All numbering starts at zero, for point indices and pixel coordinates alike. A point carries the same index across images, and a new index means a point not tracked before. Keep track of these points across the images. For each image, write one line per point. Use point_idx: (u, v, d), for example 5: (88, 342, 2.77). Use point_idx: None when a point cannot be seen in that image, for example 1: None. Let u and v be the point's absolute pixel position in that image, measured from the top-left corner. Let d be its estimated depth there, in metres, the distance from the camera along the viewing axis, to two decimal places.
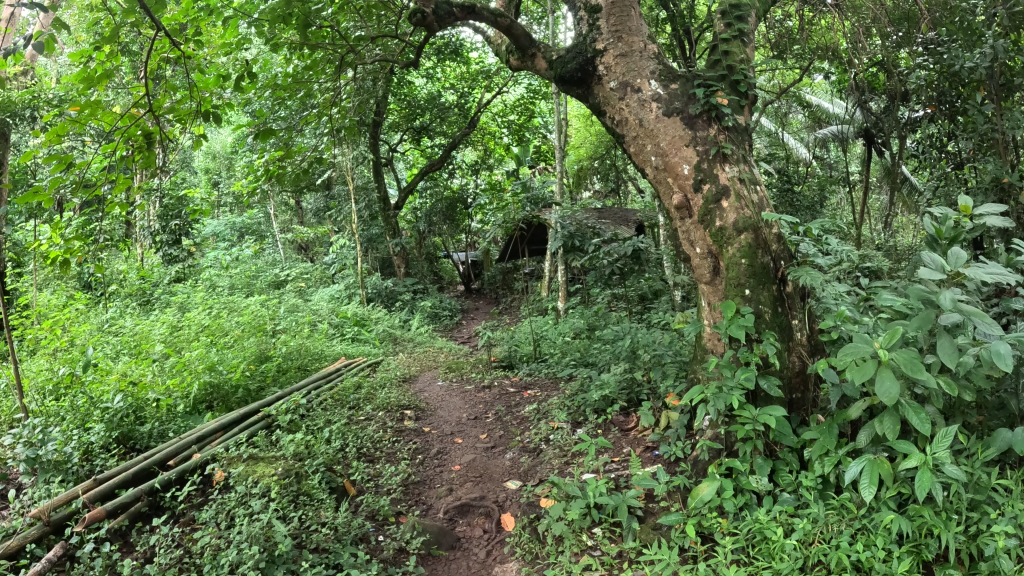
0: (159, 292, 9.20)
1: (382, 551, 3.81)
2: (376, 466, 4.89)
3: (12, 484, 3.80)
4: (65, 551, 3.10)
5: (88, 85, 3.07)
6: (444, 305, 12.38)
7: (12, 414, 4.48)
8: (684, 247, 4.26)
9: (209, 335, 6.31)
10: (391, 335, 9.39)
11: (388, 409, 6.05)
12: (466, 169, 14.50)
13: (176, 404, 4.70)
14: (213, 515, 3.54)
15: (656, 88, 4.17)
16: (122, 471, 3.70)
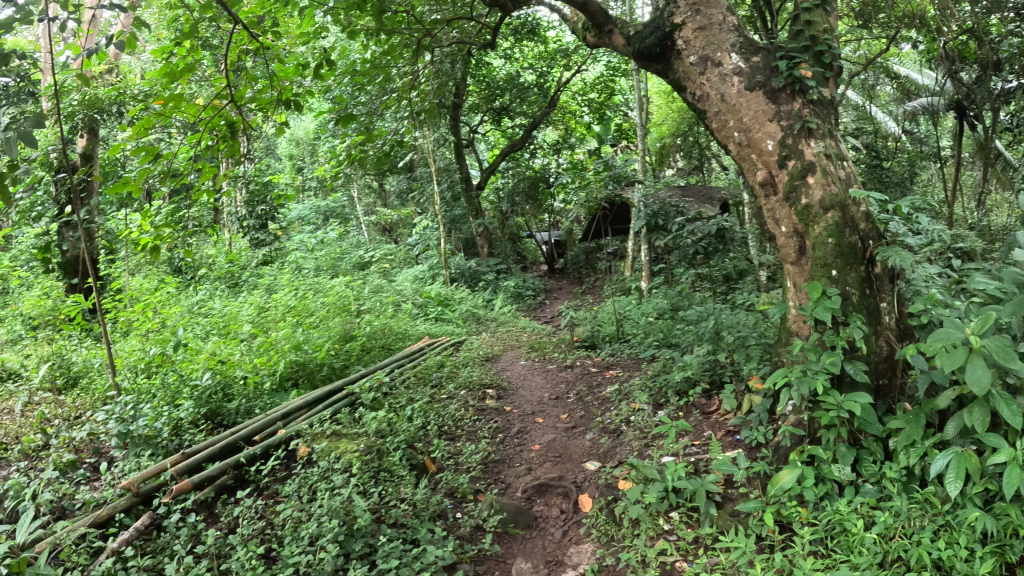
0: (250, 273, 9.62)
1: (459, 528, 3.91)
2: (457, 444, 5.00)
3: (103, 456, 3.99)
4: (153, 522, 3.28)
5: (171, 79, 3.20)
6: (527, 284, 12.41)
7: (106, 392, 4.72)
8: (768, 228, 4.11)
9: (295, 315, 6.56)
10: (475, 314, 9.49)
11: (470, 387, 6.17)
12: (549, 149, 14.42)
13: (263, 381, 4.91)
14: (296, 489, 3.71)
15: (737, 62, 4.02)
16: (209, 445, 3.90)
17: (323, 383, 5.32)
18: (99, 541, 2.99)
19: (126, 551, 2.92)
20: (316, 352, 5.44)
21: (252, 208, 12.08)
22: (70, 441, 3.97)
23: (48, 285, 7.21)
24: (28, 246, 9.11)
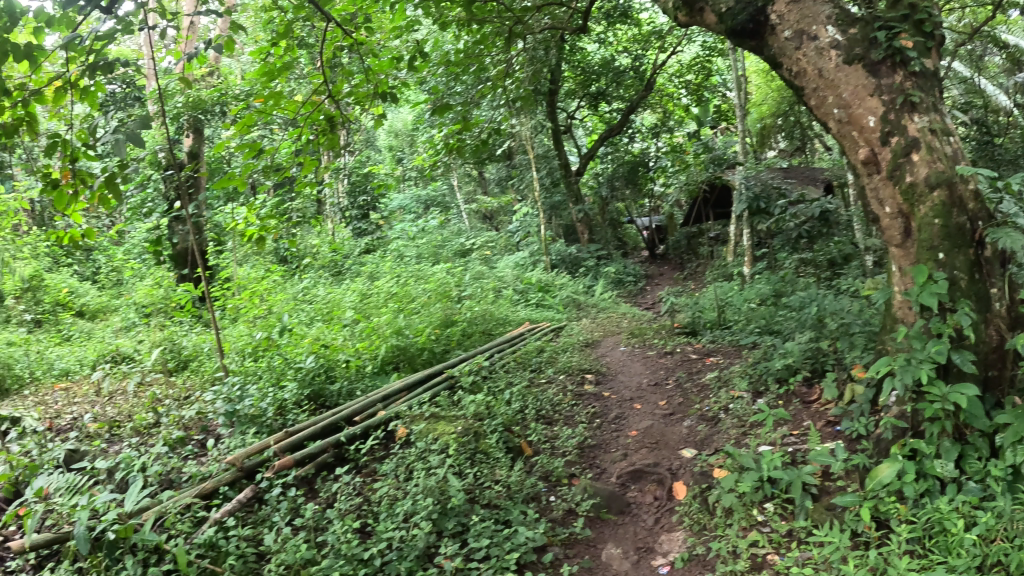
0: (353, 262, 10.00)
1: (552, 511, 3.96)
2: (554, 428, 5.05)
3: (210, 434, 4.28)
4: (255, 496, 3.52)
5: (270, 77, 3.39)
6: (629, 270, 12.27)
7: (214, 374, 5.08)
8: (872, 208, 3.92)
9: (397, 301, 6.80)
10: (575, 300, 9.50)
11: (569, 372, 6.23)
12: (648, 133, 14.18)
13: (364, 364, 5.16)
14: (393, 468, 3.88)
15: (834, 34, 3.84)
16: (312, 425, 4.13)
17: (421, 367, 5.50)
18: (203, 512, 3.24)
19: (228, 521, 3.17)
20: (418, 338, 5.64)
21: (354, 200, 12.90)
22: (181, 419, 4.28)
23: (159, 276, 7.79)
24: (143, 239, 9.76)
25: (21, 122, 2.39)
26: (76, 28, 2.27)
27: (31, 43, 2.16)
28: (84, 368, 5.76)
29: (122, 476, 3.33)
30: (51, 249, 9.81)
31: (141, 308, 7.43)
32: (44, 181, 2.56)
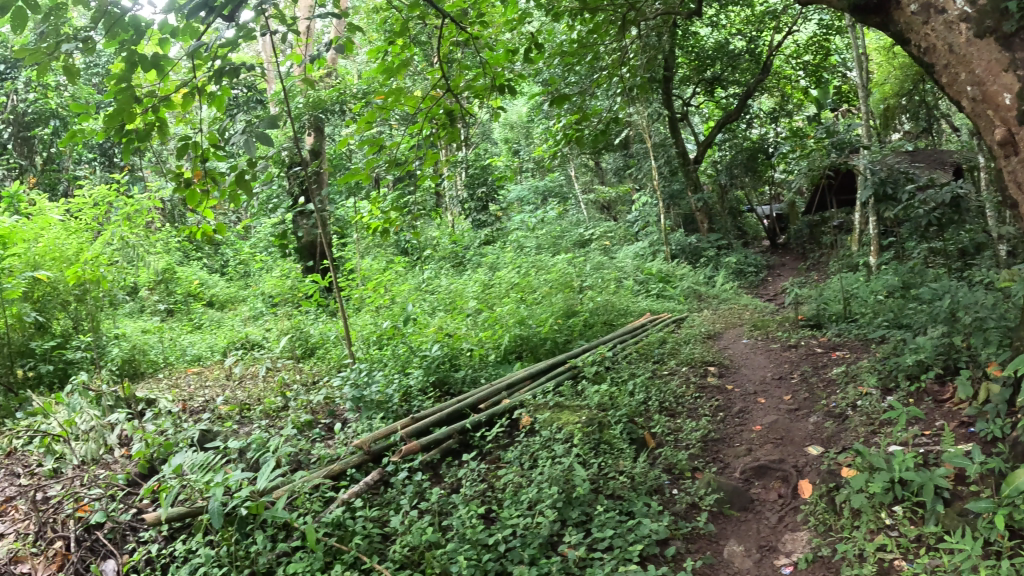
0: (474, 253, 10.04)
1: (675, 505, 3.87)
2: (677, 420, 4.91)
3: (336, 418, 4.44)
4: (382, 479, 3.64)
5: (387, 75, 3.41)
6: (750, 261, 11.83)
7: (340, 361, 5.34)
8: (1011, 194, 3.57)
9: (518, 292, 6.88)
10: (696, 290, 9.27)
11: (692, 363, 6.06)
12: (766, 118, 13.55)
13: (487, 354, 5.26)
14: (515, 457, 3.93)
15: (964, 6, 3.59)
16: (438, 411, 4.26)
17: (539, 358, 5.52)
18: (331, 492, 3.38)
19: (355, 502, 3.29)
20: (539, 328, 5.65)
21: (472, 192, 12.86)
22: (308, 403, 4.46)
23: (289, 269, 8.22)
24: (270, 232, 10.22)
25: (152, 126, 2.53)
26: (199, 37, 2.43)
27: (158, 54, 2.27)
28: (214, 355, 6.15)
29: (253, 456, 3.51)
30: (187, 244, 10.37)
31: (269, 301, 7.92)
32: (177, 181, 2.76)
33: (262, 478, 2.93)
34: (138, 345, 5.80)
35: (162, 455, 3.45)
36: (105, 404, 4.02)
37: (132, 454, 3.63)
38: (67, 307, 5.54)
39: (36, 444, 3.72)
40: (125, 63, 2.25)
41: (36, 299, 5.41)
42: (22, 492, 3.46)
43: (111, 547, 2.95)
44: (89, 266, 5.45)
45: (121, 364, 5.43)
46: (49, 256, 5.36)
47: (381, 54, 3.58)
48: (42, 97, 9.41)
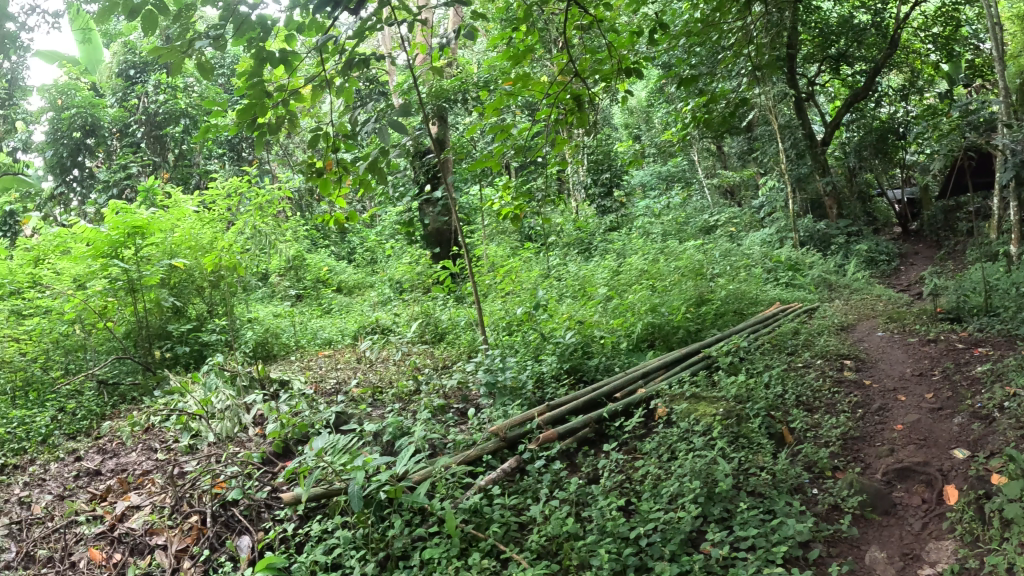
0: (599, 237, 9.58)
1: (815, 505, 3.34)
2: (815, 416, 4.24)
3: (465, 405, 4.28)
4: (519, 466, 3.47)
5: (513, 61, 3.34)
6: (881, 249, 10.54)
7: (470, 346, 5.32)
8: None
9: (649, 279, 6.52)
10: (827, 280, 8.60)
11: (827, 356, 5.36)
12: (895, 97, 11.91)
13: (619, 341, 4.98)
14: (653, 448, 3.61)
15: None
16: (574, 399, 4.02)
17: (670, 348, 5.16)
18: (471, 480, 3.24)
19: (492, 491, 3.09)
20: (671, 318, 5.31)
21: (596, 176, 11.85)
22: (437, 387, 4.32)
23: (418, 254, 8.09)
24: (394, 223, 10.18)
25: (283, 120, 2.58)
26: (324, 31, 2.40)
27: (285, 51, 2.28)
28: (345, 338, 6.22)
29: (387, 439, 3.45)
30: (311, 230, 10.48)
31: (396, 286, 8.06)
32: (309, 171, 2.82)
33: (399, 463, 2.89)
34: (268, 329, 5.96)
35: (297, 436, 3.50)
36: (239, 385, 4.06)
37: (263, 434, 3.66)
38: (201, 291, 5.79)
39: (173, 421, 3.83)
40: (254, 59, 2.26)
41: (173, 283, 5.65)
42: (159, 468, 3.55)
43: (247, 523, 2.99)
44: (224, 255, 5.74)
45: (251, 345, 5.66)
46: (184, 245, 5.64)
47: (508, 42, 3.54)
48: (173, 96, 9.04)
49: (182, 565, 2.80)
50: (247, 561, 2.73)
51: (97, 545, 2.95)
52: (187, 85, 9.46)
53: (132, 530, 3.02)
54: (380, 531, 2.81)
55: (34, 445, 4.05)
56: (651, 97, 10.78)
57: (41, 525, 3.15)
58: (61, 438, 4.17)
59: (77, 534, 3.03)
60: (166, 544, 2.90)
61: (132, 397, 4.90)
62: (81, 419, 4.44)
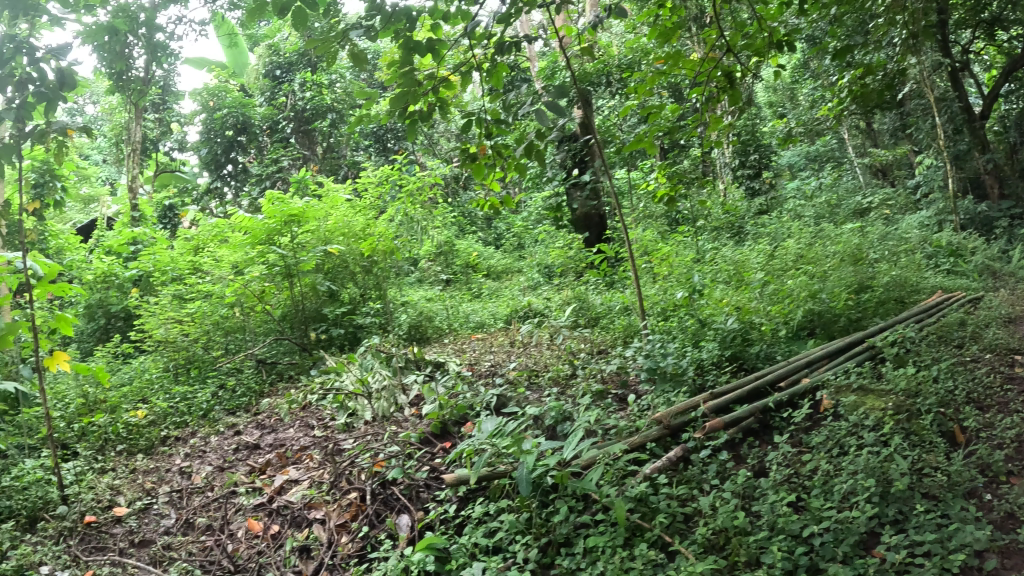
0: (760, 220, 5.81)
1: (989, 513, 2.08)
2: (988, 416, 2.53)
3: (630, 388, 3.15)
4: (684, 456, 2.54)
5: (659, 40, 2.76)
6: None
7: (630, 327, 3.61)
8: None
9: (808, 261, 3.91)
10: (993, 269, 4.93)
11: (1002, 351, 3.07)
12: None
13: (778, 329, 3.19)
14: (823, 440, 2.49)
15: None
16: (736, 384, 2.84)
17: (894, 308, 3.54)
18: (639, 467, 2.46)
19: (659, 479, 2.37)
20: (839, 297, 3.36)
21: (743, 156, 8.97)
22: (595, 370, 3.24)
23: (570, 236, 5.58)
24: (543, 202, 7.46)
25: (435, 108, 2.68)
26: (468, 20, 2.46)
27: (430, 40, 2.39)
28: (500, 322, 4.52)
29: (549, 423, 2.87)
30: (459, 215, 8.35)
31: (550, 270, 5.66)
32: (465, 155, 2.98)
33: (568, 448, 2.37)
34: (423, 309, 4.64)
35: (455, 417, 3.06)
36: (393, 365, 3.58)
37: (422, 413, 3.19)
38: (356, 277, 4.77)
39: (330, 398, 3.47)
40: (403, 49, 2.38)
41: (328, 269, 4.73)
42: (317, 445, 3.19)
43: (405, 502, 2.59)
44: (382, 237, 4.75)
45: (407, 326, 4.44)
46: (339, 232, 4.66)
47: (653, 20, 2.97)
48: (318, 93, 8.19)
49: (340, 540, 2.45)
50: (407, 541, 2.34)
51: (255, 515, 2.67)
52: (338, 79, 8.47)
53: (291, 503, 2.70)
54: (541, 517, 2.33)
55: (195, 419, 3.56)
56: (799, 74, 8.18)
57: (201, 494, 2.86)
58: (222, 414, 3.66)
59: (236, 504, 2.75)
60: (325, 519, 2.56)
61: (288, 376, 4.18)
62: (240, 396, 3.86)
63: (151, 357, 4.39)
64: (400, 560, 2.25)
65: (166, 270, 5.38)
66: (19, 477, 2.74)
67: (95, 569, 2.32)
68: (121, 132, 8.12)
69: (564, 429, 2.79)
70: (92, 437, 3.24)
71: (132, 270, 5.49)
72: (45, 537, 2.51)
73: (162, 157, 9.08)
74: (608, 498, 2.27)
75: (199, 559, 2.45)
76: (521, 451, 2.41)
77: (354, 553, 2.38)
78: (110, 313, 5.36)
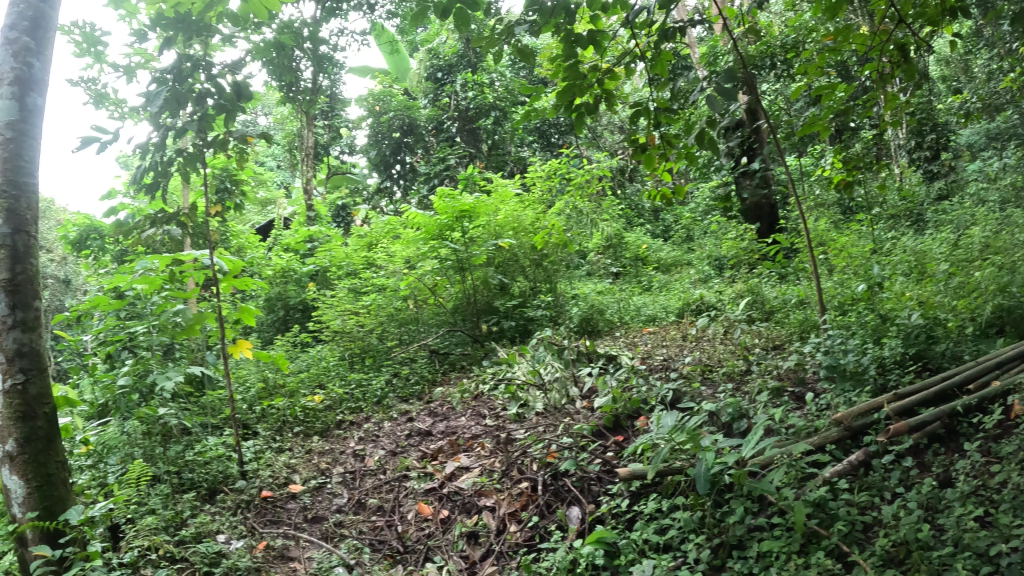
0: (944, 207, 4.90)
1: None
2: None
3: (808, 387, 2.54)
4: (865, 461, 2.02)
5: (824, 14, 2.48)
6: None
7: (807, 321, 3.12)
8: None
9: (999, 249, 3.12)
10: None
11: None
12: None
13: (966, 326, 2.60)
14: (1021, 449, 1.88)
15: None
16: (919, 385, 2.27)
17: None
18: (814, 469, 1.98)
19: (839, 483, 1.87)
20: None
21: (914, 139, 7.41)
22: (770, 365, 2.66)
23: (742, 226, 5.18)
24: (712, 193, 7.00)
25: (599, 102, 2.54)
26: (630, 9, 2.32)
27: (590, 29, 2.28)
28: (672, 315, 4.28)
29: (724, 420, 2.22)
30: (627, 206, 7.94)
31: (721, 263, 5.36)
32: (634, 145, 2.62)
33: (747, 446, 1.86)
34: (595, 302, 4.49)
35: (630, 411, 2.62)
36: (564, 357, 3.19)
37: (594, 406, 2.79)
38: (527, 270, 4.87)
39: (501, 388, 3.30)
40: (564, 42, 2.30)
41: (499, 263, 4.84)
42: (489, 433, 3.05)
43: (578, 493, 2.33)
44: (553, 230, 4.82)
45: (578, 318, 4.32)
46: (510, 226, 4.80)
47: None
48: (481, 90, 8.30)
49: (508, 528, 2.32)
50: (575, 533, 2.10)
51: (425, 499, 2.65)
52: (498, 77, 8.64)
53: (462, 489, 2.62)
54: (715, 517, 1.89)
55: (369, 405, 3.76)
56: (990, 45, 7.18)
57: (373, 476, 2.97)
58: (395, 401, 3.81)
59: (407, 488, 2.76)
60: (495, 508, 2.44)
61: (461, 365, 4.28)
62: (415, 383, 4.01)
63: (327, 347, 4.64)
64: (567, 553, 1.99)
65: (341, 265, 5.75)
66: (202, 452, 2.95)
67: (270, 541, 2.45)
68: (296, 139, 8.63)
69: (740, 426, 2.16)
70: (271, 419, 3.52)
71: (309, 266, 5.96)
72: (223, 507, 2.69)
73: (335, 161, 9.99)
74: (785, 500, 1.80)
75: (370, 537, 2.48)
76: (697, 447, 1.94)
77: (523, 542, 2.24)
78: (289, 304, 5.74)
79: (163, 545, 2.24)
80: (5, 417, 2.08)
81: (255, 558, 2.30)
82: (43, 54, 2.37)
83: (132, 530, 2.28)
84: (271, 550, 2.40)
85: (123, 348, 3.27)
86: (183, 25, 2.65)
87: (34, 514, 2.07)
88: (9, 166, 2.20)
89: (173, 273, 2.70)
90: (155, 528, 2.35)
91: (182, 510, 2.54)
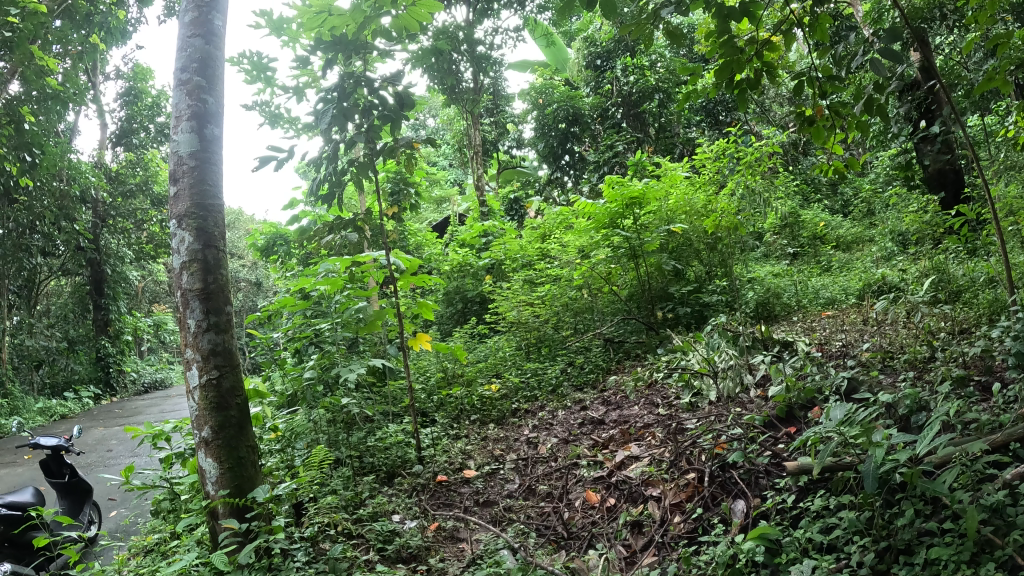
0: None
1: None
2: None
3: (997, 376, 2.26)
4: None
5: None
6: None
7: (997, 302, 2.84)
8: None
9: None
10: None
11: None
12: None
13: None
14: None
15: None
16: None
17: None
18: (995, 469, 1.76)
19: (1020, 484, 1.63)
20: None
21: None
22: (955, 352, 2.41)
23: (924, 199, 4.73)
24: (891, 162, 6.37)
25: (762, 76, 2.32)
26: None
27: (747, 0, 2.05)
28: (851, 298, 4.21)
29: (901, 413, 2.07)
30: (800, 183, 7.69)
31: (905, 238, 5.13)
32: (801, 121, 2.42)
33: (921, 442, 1.67)
34: (770, 286, 4.43)
35: (803, 401, 2.42)
36: (739, 345, 2.98)
37: (768, 396, 2.62)
38: (701, 255, 4.74)
39: (674, 377, 3.18)
40: (717, 19, 2.10)
41: (673, 248, 4.76)
42: (660, 423, 2.97)
43: (742, 486, 2.19)
44: (725, 212, 4.60)
45: (753, 304, 4.24)
46: (680, 210, 4.71)
47: None
48: (641, 74, 8.25)
49: (672, 519, 2.22)
50: (737, 527, 1.98)
51: (594, 487, 2.63)
52: (659, 60, 8.53)
53: (630, 478, 2.55)
54: (884, 517, 1.74)
55: (543, 394, 3.90)
56: None
57: (545, 463, 3.02)
58: (569, 389, 3.90)
59: (577, 476, 2.76)
60: (662, 497, 2.35)
61: (634, 353, 4.23)
62: (588, 371, 4.08)
63: (505, 337, 4.89)
64: (729, 547, 1.88)
65: (516, 257, 5.97)
66: (382, 438, 3.26)
67: (442, 522, 2.63)
68: (464, 140, 9.04)
69: (918, 421, 1.99)
70: (449, 407, 3.78)
71: (484, 260, 6.25)
72: (400, 490, 2.91)
73: (504, 156, 10.24)
74: (960, 504, 1.63)
75: (537, 522, 2.53)
76: (869, 442, 1.78)
77: (685, 533, 2.13)
78: (467, 298, 6.15)
79: (341, 521, 2.49)
80: (202, 407, 2.42)
81: (426, 537, 2.50)
82: (216, 89, 2.72)
83: (313, 508, 2.54)
84: (442, 530, 2.59)
85: (310, 344, 3.66)
86: (340, 45, 3.11)
87: (226, 491, 2.37)
88: (197, 191, 2.57)
89: (352, 274, 3.13)
90: (335, 506, 2.61)
91: (360, 491, 2.81)
